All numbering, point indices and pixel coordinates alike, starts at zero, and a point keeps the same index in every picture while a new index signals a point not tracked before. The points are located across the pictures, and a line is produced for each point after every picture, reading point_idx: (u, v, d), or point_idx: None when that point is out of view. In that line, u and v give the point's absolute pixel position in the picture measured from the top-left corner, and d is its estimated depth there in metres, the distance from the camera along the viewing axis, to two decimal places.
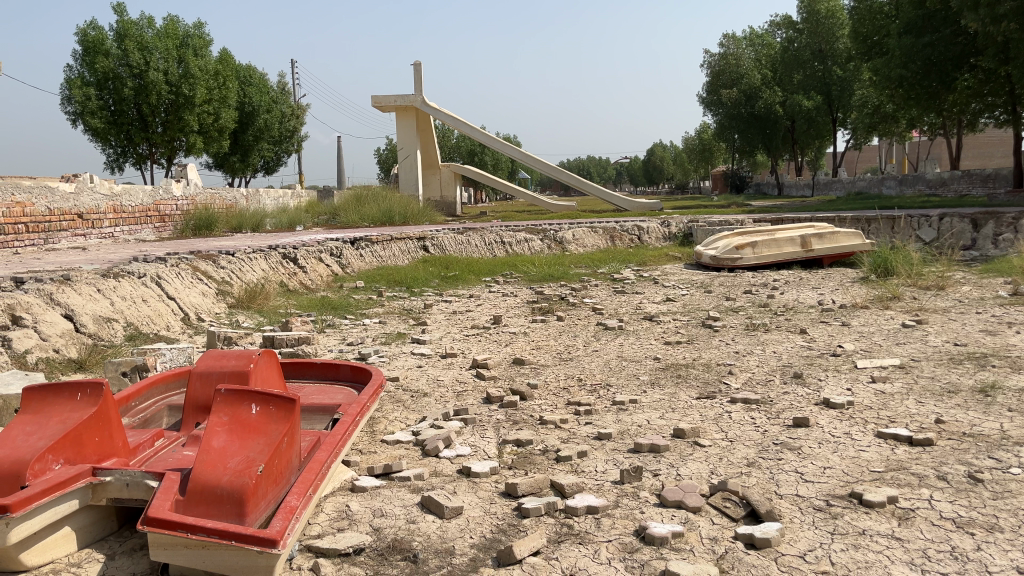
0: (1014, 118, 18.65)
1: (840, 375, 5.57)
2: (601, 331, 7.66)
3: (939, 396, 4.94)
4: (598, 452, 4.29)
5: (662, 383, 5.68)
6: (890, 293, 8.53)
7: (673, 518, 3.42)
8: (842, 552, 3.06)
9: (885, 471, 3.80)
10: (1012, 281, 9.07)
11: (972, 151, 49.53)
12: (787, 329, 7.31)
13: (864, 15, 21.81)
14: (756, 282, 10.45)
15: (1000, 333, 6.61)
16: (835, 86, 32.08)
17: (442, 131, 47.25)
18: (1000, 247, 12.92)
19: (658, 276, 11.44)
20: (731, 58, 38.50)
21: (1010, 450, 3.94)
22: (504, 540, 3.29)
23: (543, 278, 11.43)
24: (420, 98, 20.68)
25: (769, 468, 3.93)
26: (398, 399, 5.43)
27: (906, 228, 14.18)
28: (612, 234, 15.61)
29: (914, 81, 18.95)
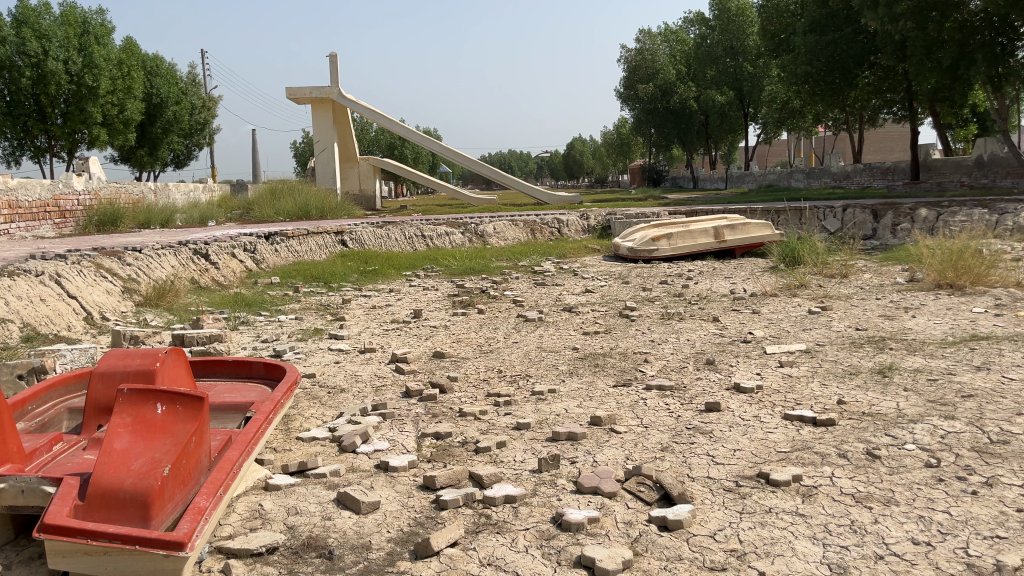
0: (911, 114, 19.54)
1: (750, 361, 5.76)
2: (521, 322, 7.71)
3: (841, 377, 5.18)
4: (517, 441, 4.31)
5: (580, 371, 5.76)
6: (797, 280, 8.85)
7: (589, 503, 3.47)
8: (750, 530, 3.17)
9: (791, 451, 3.95)
10: (909, 269, 9.54)
11: (874, 145, 51.95)
12: (700, 317, 7.50)
13: (772, 13, 22.51)
14: (672, 273, 10.69)
15: (898, 317, 6.95)
16: (745, 82, 32.88)
17: (360, 124, 46.57)
18: (898, 237, 13.61)
19: (578, 268, 11.56)
20: (647, 53, 38.88)
21: (906, 427, 4.14)
22: (422, 533, 3.28)
23: (464, 271, 11.41)
24: (337, 90, 20.35)
25: (682, 452, 4.03)
26: (314, 395, 5.34)
27: (812, 219, 14.74)
28: (533, 227, 15.69)
29: (819, 78, 19.70)
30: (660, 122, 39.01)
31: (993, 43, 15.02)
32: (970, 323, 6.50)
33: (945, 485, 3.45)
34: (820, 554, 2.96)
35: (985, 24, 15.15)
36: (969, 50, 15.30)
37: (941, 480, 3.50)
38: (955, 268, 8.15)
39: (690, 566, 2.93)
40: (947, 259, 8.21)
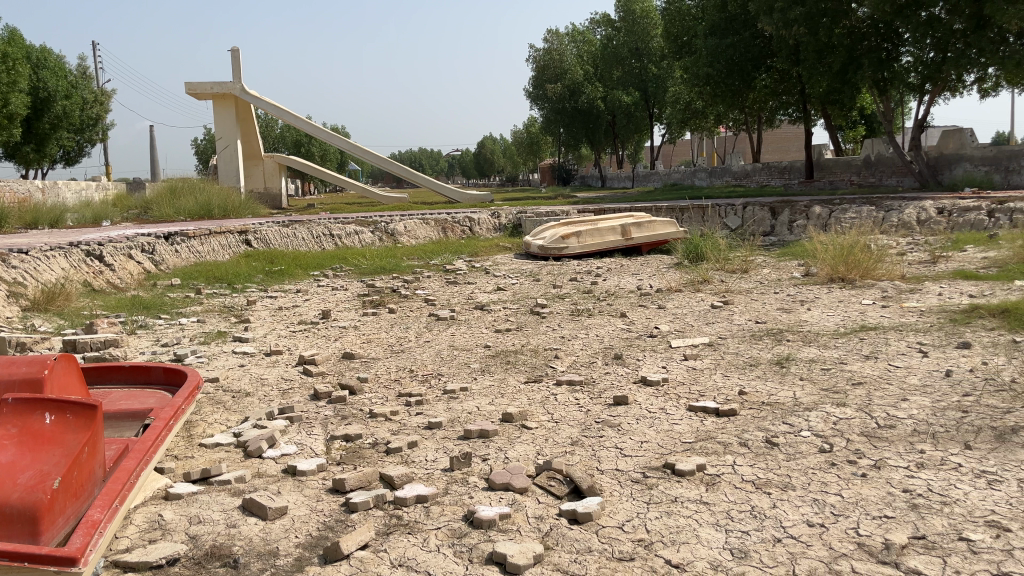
0: (805, 115, 20.45)
1: (656, 355, 5.91)
2: (433, 321, 7.68)
3: (742, 369, 5.38)
4: (429, 441, 4.29)
5: (492, 369, 5.78)
6: (700, 276, 9.12)
7: (501, 500, 3.49)
8: (656, 519, 3.25)
9: (695, 442, 4.07)
10: (805, 264, 9.98)
11: (771, 145, 54.19)
12: (609, 313, 7.64)
13: (674, 16, 23.06)
14: (582, 270, 10.85)
15: (795, 309, 7.27)
16: (649, 83, 33.74)
17: (265, 121, 45.33)
18: (794, 233, 14.24)
19: (489, 267, 11.59)
20: (555, 53, 39.69)
21: (801, 415, 4.33)
22: (331, 536, 3.22)
23: (374, 270, 11.27)
24: (239, 86, 19.78)
25: (591, 445, 4.10)
26: (217, 400, 5.17)
27: (714, 216, 15.26)
28: (444, 225, 15.64)
29: (719, 80, 20.35)
30: (569, 121, 39.59)
31: (879, 48, 16.00)
32: (860, 314, 6.86)
33: (837, 469, 3.63)
34: (723, 540, 3.07)
35: (872, 30, 16.14)
36: (857, 55, 16.19)
37: (833, 464, 3.68)
38: (846, 263, 8.60)
39: (600, 557, 2.98)
40: (839, 255, 8.65)
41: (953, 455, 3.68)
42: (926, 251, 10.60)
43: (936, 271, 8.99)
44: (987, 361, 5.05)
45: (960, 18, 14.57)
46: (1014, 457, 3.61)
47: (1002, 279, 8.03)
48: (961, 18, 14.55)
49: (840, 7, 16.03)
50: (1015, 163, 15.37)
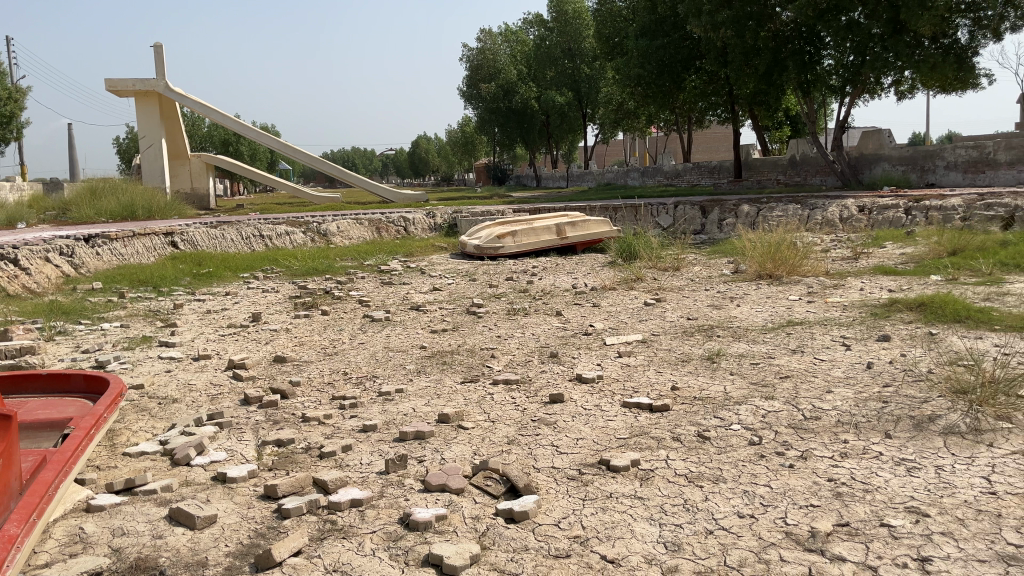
0: (733, 116, 20.95)
1: (591, 352, 5.96)
2: (367, 323, 7.58)
3: (675, 364, 5.47)
4: (363, 444, 4.24)
5: (427, 370, 5.74)
6: (633, 274, 9.24)
7: (437, 501, 3.47)
8: (592, 516, 3.28)
9: (629, 437, 4.12)
10: (735, 261, 10.20)
11: (701, 146, 55.38)
12: (544, 312, 7.68)
13: (606, 18, 23.32)
14: (517, 269, 10.88)
15: (724, 305, 7.44)
16: (583, 84, 34.32)
17: (191, 119, 44.06)
18: (724, 231, 14.59)
19: (425, 267, 11.53)
20: (489, 53, 39.92)
21: (732, 409, 4.43)
22: (263, 544, 3.15)
23: (306, 272, 11.08)
24: (163, 83, 19.23)
25: (527, 443, 4.12)
26: (142, 408, 5.00)
27: (646, 215, 15.50)
28: (378, 225, 15.46)
29: (651, 80, 20.77)
30: (503, 121, 39.69)
31: (802, 51, 16.49)
32: (787, 310, 7.06)
33: (766, 461, 3.72)
34: (657, 533, 3.11)
35: (795, 34, 16.54)
36: (782, 57, 16.65)
37: (762, 456, 3.77)
38: (773, 260, 8.83)
39: (535, 555, 2.99)
40: (766, 252, 8.88)
41: (874, 444, 3.82)
42: (848, 247, 10.99)
43: (858, 267, 9.31)
44: (905, 353, 5.25)
45: (878, 23, 15.13)
46: (931, 444, 3.76)
47: (919, 274, 8.37)
48: (879, 23, 15.13)
49: (765, 10, 16.39)
50: (930, 162, 16.03)
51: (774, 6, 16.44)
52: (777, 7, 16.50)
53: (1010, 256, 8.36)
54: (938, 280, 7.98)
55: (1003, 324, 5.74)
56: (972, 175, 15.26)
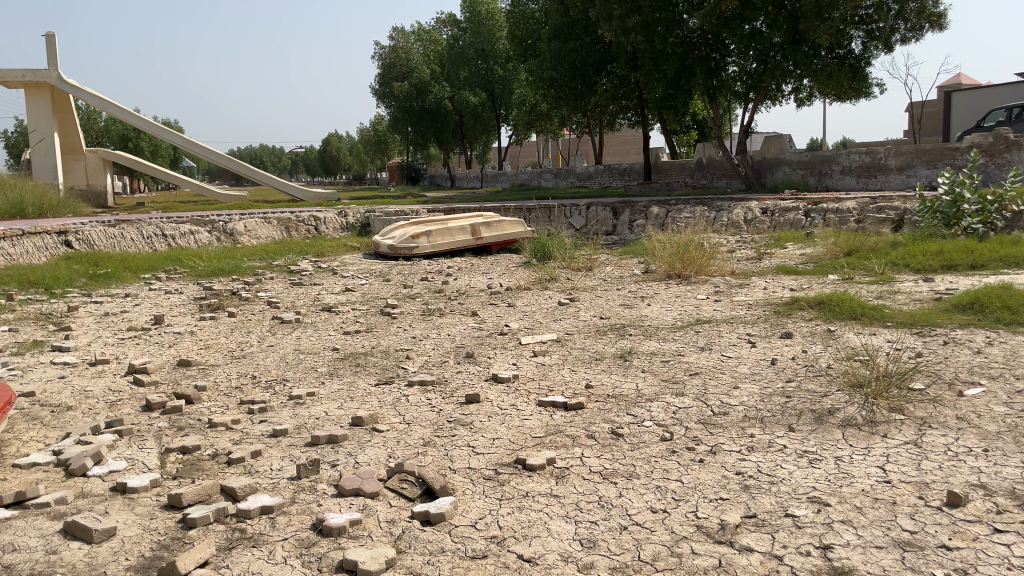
0: (643, 119, 21.43)
1: (507, 352, 5.97)
2: (277, 325, 7.39)
3: (588, 363, 5.54)
4: (274, 449, 4.12)
5: (340, 372, 5.64)
6: (548, 275, 9.31)
7: (351, 506, 3.40)
8: (508, 515, 3.28)
9: (544, 436, 4.15)
10: (645, 261, 10.41)
11: (612, 148, 56.45)
12: (459, 312, 7.65)
13: (518, 19, 23.46)
14: (432, 269, 10.82)
15: (636, 305, 7.59)
16: (496, 84, 34.39)
17: (86, 113, 41.95)
18: (634, 232, 14.91)
19: (336, 267, 11.32)
20: (401, 51, 39.01)
21: (643, 406, 4.52)
22: (168, 555, 3.02)
23: (211, 272, 10.71)
24: (55, 74, 18.25)
25: (443, 445, 4.08)
26: (33, 417, 4.72)
27: (560, 216, 15.67)
28: (288, 224, 15.08)
29: (563, 83, 21.05)
30: (416, 120, 39.46)
31: (708, 58, 17.06)
32: (696, 309, 7.25)
33: (677, 456, 3.80)
34: (572, 531, 3.14)
35: (701, 40, 17.15)
36: (689, 63, 17.23)
37: (674, 452, 3.85)
38: (682, 260, 9.08)
39: (451, 556, 2.97)
40: (676, 252, 9.11)
41: (779, 437, 3.96)
42: (752, 248, 11.39)
43: (761, 267, 9.65)
44: (806, 349, 5.47)
45: (779, 32, 15.69)
46: (830, 436, 3.93)
47: (819, 273, 8.75)
48: (780, 32, 15.69)
49: (673, 17, 16.72)
50: (827, 167, 16.79)
51: (682, 13, 16.85)
52: (684, 15, 16.92)
53: (901, 256, 8.84)
54: (836, 279, 8.36)
55: (894, 320, 6.06)
56: (865, 179, 16.07)
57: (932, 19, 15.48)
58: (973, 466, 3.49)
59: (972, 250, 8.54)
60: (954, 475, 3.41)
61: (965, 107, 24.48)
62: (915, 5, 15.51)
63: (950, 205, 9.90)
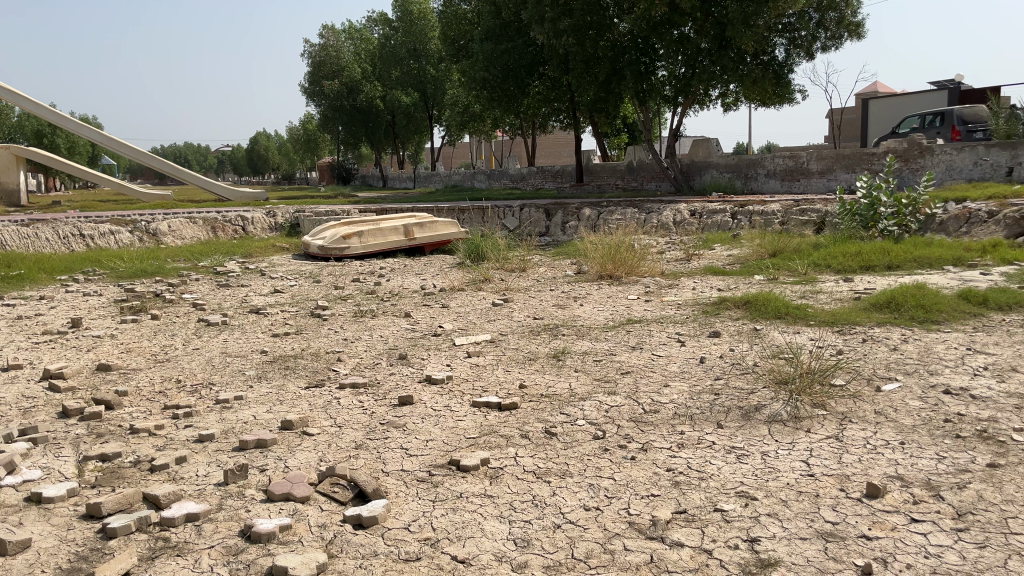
0: (575, 122, 21.68)
1: (441, 353, 5.94)
2: (203, 327, 7.18)
3: (522, 363, 5.55)
4: (199, 455, 4.00)
5: (269, 375, 5.50)
6: (482, 275, 9.32)
7: (280, 511, 3.32)
8: (441, 517, 3.25)
9: (478, 436, 4.14)
10: (577, 262, 10.51)
11: (545, 151, 56.92)
12: (392, 314, 7.58)
13: (451, 20, 23.43)
14: (364, 270, 10.69)
15: (569, 305, 7.66)
16: (428, 85, 34.20)
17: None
18: (567, 233, 15.03)
19: (265, 268, 11.08)
20: (331, 50, 38.48)
21: (577, 405, 4.55)
22: (86, 567, 2.90)
23: (133, 274, 10.34)
24: None
25: (376, 448, 4.03)
26: None
27: (493, 217, 15.70)
28: (214, 225, 14.68)
29: (496, 85, 21.10)
30: (348, 119, 39.05)
31: (638, 62, 17.33)
32: (626, 309, 7.36)
33: (610, 454, 3.84)
34: (507, 530, 3.14)
35: (631, 44, 17.43)
36: (619, 66, 17.48)
37: (606, 450, 3.89)
38: (613, 261, 9.19)
39: (385, 560, 2.93)
40: (607, 253, 9.23)
41: (708, 434, 4.04)
42: (681, 249, 11.63)
43: (690, 267, 9.86)
44: (733, 347, 5.60)
45: (706, 38, 16.04)
46: (757, 432, 4.03)
47: (745, 274, 8.98)
48: (707, 38, 16.03)
49: (603, 21, 17.07)
50: (752, 170, 17.26)
51: (612, 17, 17.18)
52: (615, 19, 17.28)
53: (823, 256, 9.15)
54: (761, 279, 8.61)
55: (817, 319, 6.27)
56: (788, 182, 16.57)
57: (851, 28, 16.21)
58: (891, 458, 3.64)
59: (888, 251, 8.92)
60: (873, 468, 3.54)
61: (881, 114, 25.51)
62: (834, 15, 16.16)
63: (868, 208, 10.22)
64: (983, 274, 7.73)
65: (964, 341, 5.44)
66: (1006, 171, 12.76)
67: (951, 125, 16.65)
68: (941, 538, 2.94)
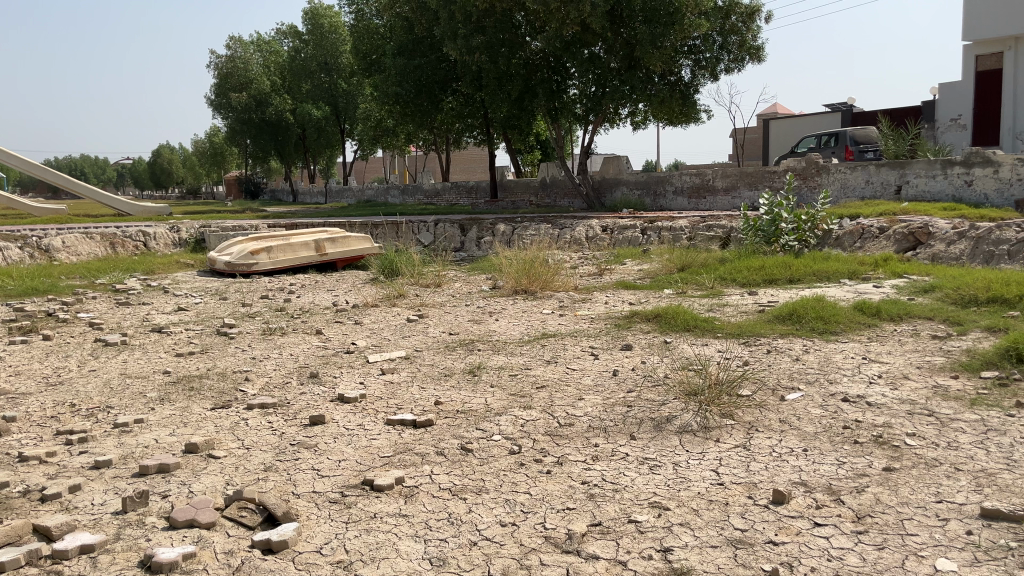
0: (489, 138, 21.80)
1: (353, 370, 5.83)
2: (100, 347, 6.84)
3: (437, 380, 5.50)
4: (95, 482, 3.79)
5: (172, 397, 5.27)
6: (396, 291, 9.23)
7: (184, 539, 3.17)
8: (355, 538, 3.18)
9: (393, 455, 4.07)
10: (492, 277, 10.54)
11: (458, 166, 57.12)
12: (303, 331, 7.40)
13: (363, 34, 23.24)
14: (273, 287, 10.42)
15: (484, 320, 7.65)
16: (340, 98, 33.72)
17: None
18: (482, 249, 15.05)
19: (168, 285, 10.66)
20: (239, 61, 37.79)
21: (493, 420, 4.54)
22: None
23: (23, 292, 9.78)
24: None
25: (286, 469, 3.91)
26: None
27: (407, 232, 15.58)
28: (112, 241, 14.04)
29: (409, 99, 20.98)
30: (256, 133, 38.16)
31: (550, 80, 17.65)
32: (541, 323, 7.41)
33: (525, 468, 3.84)
34: (422, 550, 3.09)
35: (543, 63, 17.68)
36: (532, 84, 17.70)
37: (522, 464, 3.89)
38: (528, 276, 9.24)
39: None
40: (522, 269, 9.28)
41: (621, 446, 4.10)
42: (594, 264, 11.80)
43: (602, 282, 10.02)
44: (645, 360, 5.71)
45: (616, 58, 16.55)
46: (669, 443, 4.11)
47: (655, 288, 9.18)
48: (616, 57, 16.51)
49: (516, 39, 17.23)
50: (661, 188, 17.73)
51: (524, 35, 17.34)
52: (527, 37, 17.48)
53: (728, 271, 9.43)
54: (671, 293, 8.82)
55: (723, 331, 6.46)
56: (695, 200, 17.06)
57: (751, 52, 16.92)
58: (795, 465, 3.76)
59: (790, 265, 9.28)
60: (779, 475, 3.66)
61: (782, 135, 26.67)
62: (736, 39, 16.84)
63: (770, 224, 10.64)
64: (876, 287, 8.13)
65: (860, 350, 5.70)
66: (895, 189, 13.43)
67: (845, 145, 17.53)
68: (842, 541, 3.05)
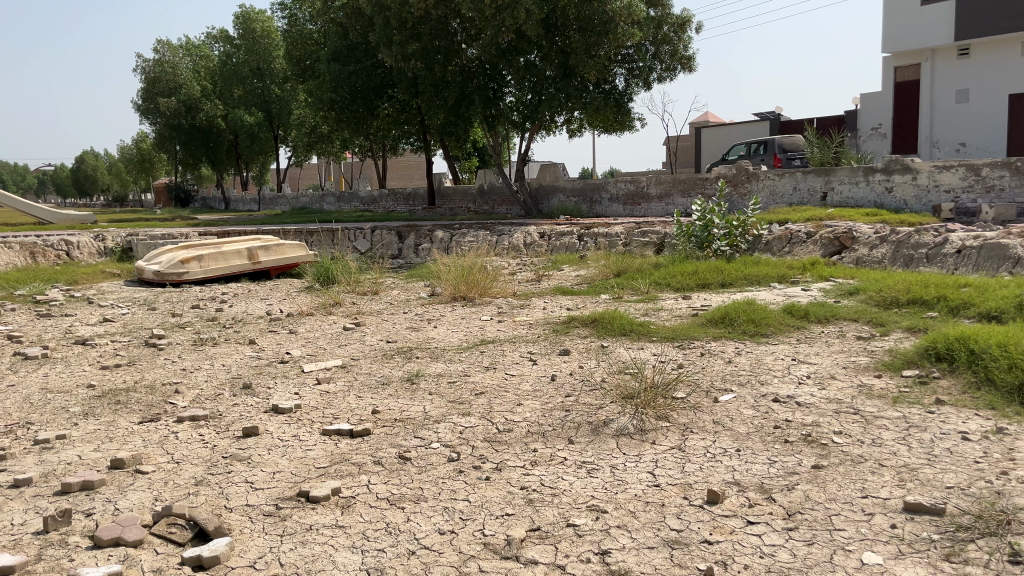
0: (425, 145, 21.72)
1: (288, 381, 5.72)
2: (19, 362, 6.55)
3: (374, 389, 5.43)
4: (14, 502, 3.62)
5: (97, 412, 5.08)
6: (332, 299, 9.11)
7: (109, 558, 3.06)
8: (290, 551, 3.11)
9: (329, 465, 4.01)
10: (430, 284, 10.49)
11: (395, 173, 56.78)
12: (236, 341, 7.23)
13: (296, 39, 22.93)
14: (204, 296, 10.17)
15: (422, 327, 7.60)
16: (274, 104, 33.19)
17: None
18: (420, 256, 14.97)
19: (93, 295, 10.29)
20: (168, 66, 37.15)
21: (431, 428, 4.51)
22: None
23: None
24: None
25: (218, 483, 3.81)
26: None
27: (343, 240, 15.40)
28: (33, 250, 13.47)
29: (343, 105, 20.73)
30: (186, 138, 37.25)
31: (486, 87, 17.68)
32: (479, 329, 7.40)
33: (464, 475, 3.83)
34: (359, 561, 3.04)
35: (479, 70, 17.74)
36: (468, 91, 17.72)
37: (461, 471, 3.87)
38: (466, 282, 9.23)
39: None
40: (460, 276, 9.26)
41: (560, 450, 4.12)
42: (532, 270, 11.85)
43: (539, 288, 10.08)
44: (582, 365, 5.76)
45: (551, 66, 16.71)
46: (606, 446, 4.15)
47: (592, 293, 9.28)
48: (552, 66, 16.70)
49: (451, 46, 17.25)
50: (596, 194, 17.96)
51: (460, 43, 17.38)
52: (462, 44, 17.52)
53: (663, 276, 9.59)
54: (607, 298, 8.93)
55: (658, 335, 6.57)
56: (630, 206, 17.30)
57: (683, 61, 17.29)
58: (728, 465, 3.84)
59: (721, 270, 9.51)
60: (713, 475, 3.73)
61: (714, 142, 27.26)
62: (668, 48, 17.18)
63: (703, 229, 10.87)
64: (804, 290, 8.38)
65: (790, 352, 5.87)
66: (821, 196, 13.88)
67: (774, 153, 18.03)
68: (774, 538, 3.12)
